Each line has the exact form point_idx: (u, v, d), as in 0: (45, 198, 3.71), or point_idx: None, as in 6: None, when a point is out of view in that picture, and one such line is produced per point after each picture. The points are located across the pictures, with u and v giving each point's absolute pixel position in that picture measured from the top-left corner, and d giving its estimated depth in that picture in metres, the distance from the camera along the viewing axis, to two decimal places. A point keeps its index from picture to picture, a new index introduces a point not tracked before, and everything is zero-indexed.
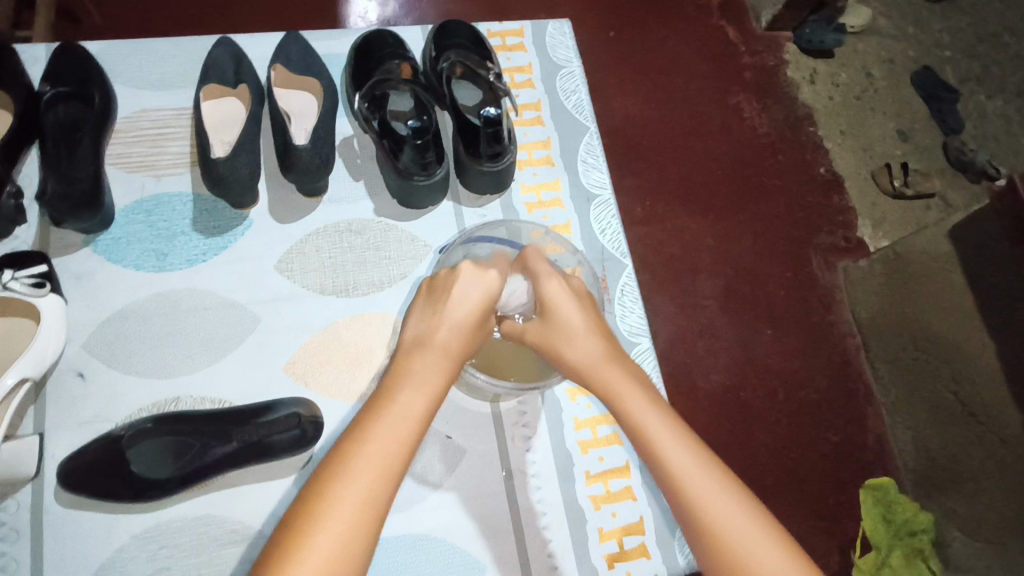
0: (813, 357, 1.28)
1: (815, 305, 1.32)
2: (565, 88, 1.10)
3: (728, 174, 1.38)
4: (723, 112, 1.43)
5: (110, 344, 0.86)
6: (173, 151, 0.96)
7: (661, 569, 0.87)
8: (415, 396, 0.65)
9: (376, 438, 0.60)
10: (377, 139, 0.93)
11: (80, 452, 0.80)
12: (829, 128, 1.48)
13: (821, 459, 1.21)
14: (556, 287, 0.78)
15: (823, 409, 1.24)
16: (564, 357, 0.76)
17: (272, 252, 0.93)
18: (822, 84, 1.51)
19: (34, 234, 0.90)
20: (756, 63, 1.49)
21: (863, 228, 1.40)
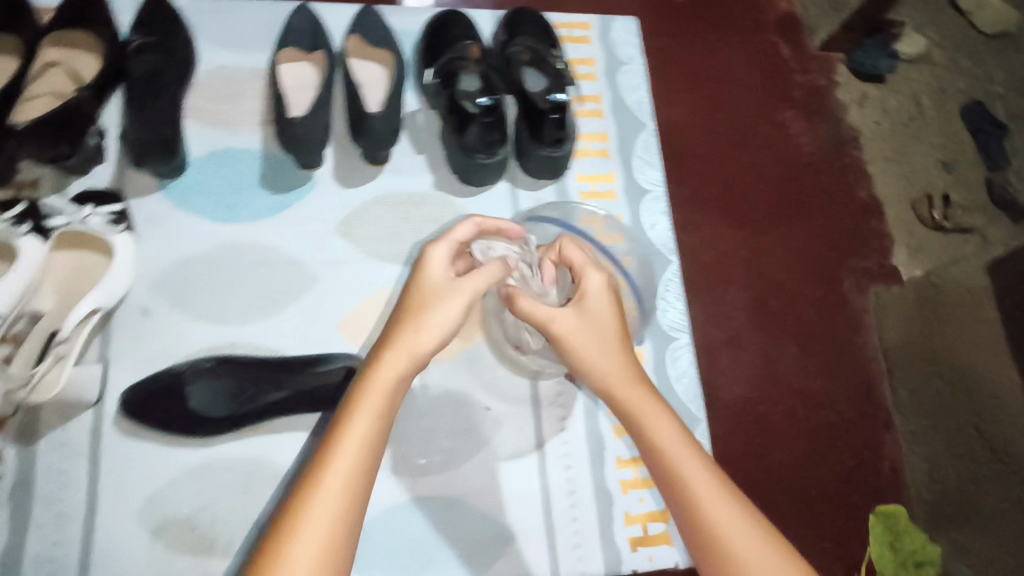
0: (836, 376, 1.18)
1: (842, 324, 1.22)
2: (628, 87, 1.12)
3: (767, 182, 1.29)
4: (769, 125, 1.33)
5: (177, 287, 0.90)
6: (244, 108, 0.99)
7: (681, 557, 0.90)
8: (377, 412, 0.60)
9: (334, 470, 0.56)
10: (444, 117, 0.96)
11: (144, 384, 0.85)
12: (873, 153, 1.37)
13: (836, 481, 1.12)
14: (597, 285, 0.74)
15: (840, 432, 1.15)
16: (586, 362, 0.73)
17: (334, 215, 0.97)
18: (871, 109, 1.40)
19: (110, 174, 0.93)
20: (807, 83, 1.38)
21: (898, 253, 1.29)
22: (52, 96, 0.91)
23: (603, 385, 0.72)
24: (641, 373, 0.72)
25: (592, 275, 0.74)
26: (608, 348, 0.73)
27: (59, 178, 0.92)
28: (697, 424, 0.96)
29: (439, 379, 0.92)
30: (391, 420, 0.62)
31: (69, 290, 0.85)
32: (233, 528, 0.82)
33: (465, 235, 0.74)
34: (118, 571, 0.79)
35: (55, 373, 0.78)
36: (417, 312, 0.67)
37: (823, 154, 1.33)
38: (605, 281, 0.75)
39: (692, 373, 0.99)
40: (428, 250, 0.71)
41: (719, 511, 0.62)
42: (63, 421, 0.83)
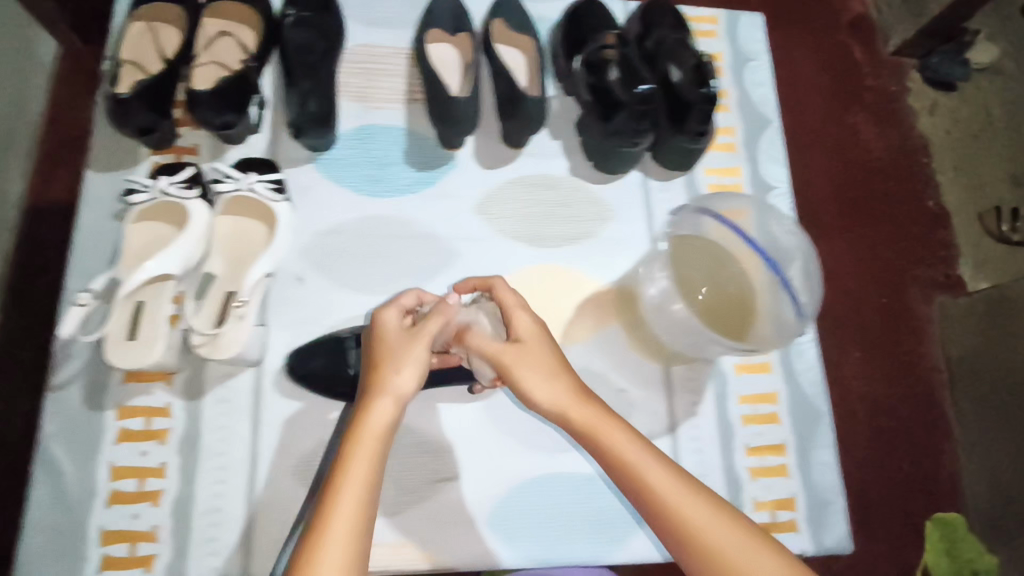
0: (899, 385, 1.25)
1: (906, 333, 1.29)
2: (753, 81, 1.12)
3: (838, 190, 1.34)
4: (841, 130, 1.38)
5: (325, 256, 0.92)
6: (387, 86, 1.00)
7: (807, 544, 0.93)
8: (369, 464, 0.60)
9: (337, 525, 0.55)
10: (588, 105, 0.97)
11: (302, 350, 0.87)
12: (942, 162, 1.42)
13: (896, 485, 1.19)
14: (523, 318, 0.72)
15: (900, 437, 1.22)
16: (536, 390, 0.69)
17: (475, 194, 0.98)
18: (941, 117, 1.45)
19: (265, 143, 0.94)
20: (878, 88, 1.44)
21: (963, 267, 1.35)
22: (215, 65, 0.90)
23: (555, 409, 0.69)
24: (580, 387, 0.70)
25: (516, 310, 0.72)
26: (560, 374, 0.70)
27: (217, 146, 0.93)
28: (821, 417, 0.98)
29: (577, 358, 0.94)
30: (381, 467, 0.61)
31: (235, 255, 0.87)
32: (384, 493, 0.85)
33: (410, 300, 0.75)
34: (278, 526, 0.82)
35: (236, 331, 0.80)
36: (389, 357, 0.68)
37: (893, 160, 1.39)
38: (530, 314, 0.73)
39: (816, 367, 0.99)
40: (383, 311, 0.71)
41: (702, 521, 0.60)
42: (226, 378, 0.86)
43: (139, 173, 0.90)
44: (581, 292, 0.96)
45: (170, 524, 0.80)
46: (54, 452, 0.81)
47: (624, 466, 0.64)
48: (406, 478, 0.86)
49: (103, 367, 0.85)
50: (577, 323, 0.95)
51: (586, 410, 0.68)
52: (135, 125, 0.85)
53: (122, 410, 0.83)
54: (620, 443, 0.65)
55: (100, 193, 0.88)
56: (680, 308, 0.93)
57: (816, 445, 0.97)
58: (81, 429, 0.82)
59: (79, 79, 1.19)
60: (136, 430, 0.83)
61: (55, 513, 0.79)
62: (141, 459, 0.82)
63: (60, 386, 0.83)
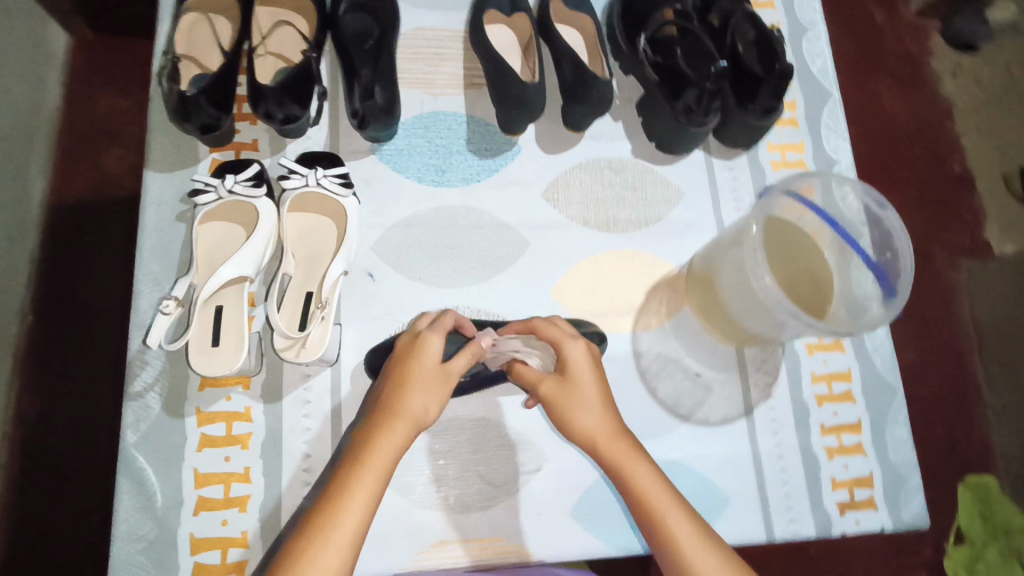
0: (930, 353, 1.18)
1: (934, 301, 1.20)
2: (812, 51, 1.08)
3: (865, 159, 1.24)
4: (862, 96, 1.27)
5: (396, 250, 0.91)
6: (447, 72, 0.98)
7: (886, 521, 0.92)
8: (374, 488, 0.60)
9: (322, 545, 0.55)
10: (654, 85, 0.94)
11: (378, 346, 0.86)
12: (965, 123, 1.29)
13: (931, 454, 1.15)
14: (580, 352, 0.74)
15: (931, 407, 1.16)
16: (575, 420, 0.71)
17: (540, 181, 0.97)
18: (965, 78, 1.32)
19: (327, 136, 0.93)
20: (900, 50, 1.31)
21: (991, 230, 1.24)
22: (273, 56, 0.90)
23: (589, 442, 0.71)
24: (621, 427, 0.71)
25: (573, 344, 0.74)
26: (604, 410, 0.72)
27: (276, 139, 0.92)
28: (894, 393, 0.96)
29: (651, 343, 0.94)
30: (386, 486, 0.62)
31: (307, 252, 0.86)
32: (472, 487, 0.85)
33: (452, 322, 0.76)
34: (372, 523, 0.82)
35: (321, 330, 0.80)
36: (411, 385, 0.68)
37: (917, 125, 1.27)
38: (588, 350, 0.75)
39: (888, 342, 0.98)
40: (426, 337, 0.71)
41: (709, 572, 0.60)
42: (304, 379, 0.85)
43: (202, 172, 0.90)
44: (652, 276, 0.96)
45: (260, 529, 0.80)
46: (138, 460, 0.80)
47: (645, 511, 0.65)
48: (489, 470, 0.86)
49: (180, 372, 0.83)
50: (648, 308, 0.95)
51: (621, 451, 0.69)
52: (200, 122, 0.84)
53: (201, 416, 0.82)
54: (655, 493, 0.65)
55: (163, 195, 0.88)
56: (771, 283, 0.79)
57: (891, 420, 0.95)
58: (162, 436, 0.81)
59: (114, 78, 1.17)
60: (217, 436, 0.82)
61: (145, 522, 0.78)
62: (224, 465, 0.81)
63: (138, 394, 0.82)
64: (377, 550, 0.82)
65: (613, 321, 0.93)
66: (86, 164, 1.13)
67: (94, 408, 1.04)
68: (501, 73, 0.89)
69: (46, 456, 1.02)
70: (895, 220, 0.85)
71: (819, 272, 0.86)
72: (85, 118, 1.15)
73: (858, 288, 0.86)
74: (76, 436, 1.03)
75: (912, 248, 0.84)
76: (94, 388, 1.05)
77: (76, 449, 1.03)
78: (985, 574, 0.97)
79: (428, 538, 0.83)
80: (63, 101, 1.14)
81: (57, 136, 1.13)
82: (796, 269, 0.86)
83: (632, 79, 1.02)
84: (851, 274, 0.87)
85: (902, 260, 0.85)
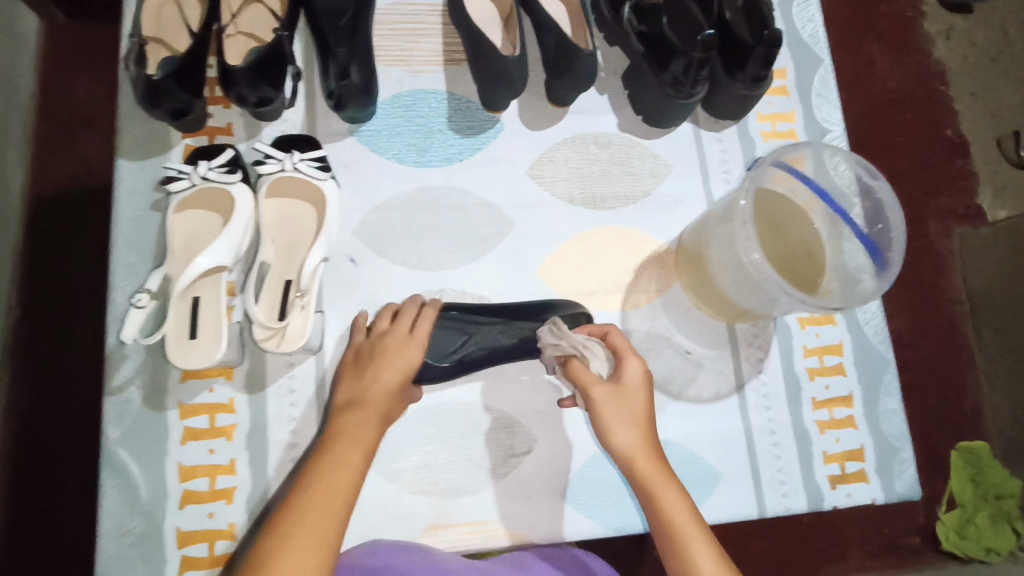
0: (922, 318, 1.15)
1: (925, 267, 1.17)
2: (801, 17, 1.05)
3: (857, 124, 1.20)
4: (855, 62, 1.23)
5: (378, 233, 0.89)
6: (426, 47, 0.95)
7: (878, 494, 0.92)
8: (356, 472, 0.66)
9: (314, 512, 0.59)
10: (640, 55, 0.91)
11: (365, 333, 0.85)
12: (958, 87, 1.26)
13: (924, 421, 1.11)
14: (639, 369, 0.75)
15: (922, 371, 1.13)
16: (617, 432, 0.73)
17: (524, 158, 0.94)
18: (958, 41, 1.28)
19: (303, 118, 0.91)
20: (893, 13, 1.27)
21: (983, 195, 1.22)
22: (244, 36, 0.87)
23: (624, 458, 0.72)
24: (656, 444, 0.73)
25: (634, 361, 0.75)
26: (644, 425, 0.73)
27: (251, 123, 0.89)
28: (886, 365, 0.96)
29: (641, 322, 0.93)
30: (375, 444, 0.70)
31: (285, 240, 0.84)
32: (461, 472, 0.84)
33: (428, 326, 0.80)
34: (362, 510, 0.82)
35: (301, 320, 0.80)
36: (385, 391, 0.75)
37: (911, 88, 1.24)
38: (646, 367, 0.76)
39: (880, 315, 0.97)
40: (410, 349, 0.79)
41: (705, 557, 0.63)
42: (287, 368, 0.83)
43: (175, 158, 0.87)
44: (641, 254, 0.94)
45: (248, 520, 0.79)
46: (121, 456, 0.79)
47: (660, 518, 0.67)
48: (479, 454, 0.85)
49: (160, 366, 0.82)
50: (637, 286, 0.93)
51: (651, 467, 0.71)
52: (170, 107, 0.82)
53: (184, 409, 0.81)
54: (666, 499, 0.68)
55: (137, 183, 0.86)
56: (760, 260, 0.78)
57: (882, 393, 0.95)
58: (145, 430, 0.80)
59: (76, 54, 1.10)
60: (200, 429, 0.81)
61: (132, 517, 0.78)
62: (210, 457, 0.80)
63: (118, 389, 0.80)
64: (368, 537, 0.81)
65: (601, 300, 0.92)
66: (63, 150, 1.08)
67: (78, 406, 1.00)
68: (479, 46, 0.86)
69: (35, 457, 0.98)
70: (885, 189, 0.84)
71: (811, 243, 0.84)
72: (60, 103, 1.09)
73: (851, 259, 0.86)
74: (65, 436, 1.00)
75: (903, 221, 0.82)
76: (77, 385, 1.01)
77: (64, 448, 0.99)
78: (976, 538, 1.02)
79: (419, 524, 0.82)
80: (37, 87, 1.09)
81: (33, 123, 1.08)
82: (788, 240, 0.84)
83: (618, 50, 0.99)
84: (844, 246, 0.86)
85: (892, 231, 0.83)
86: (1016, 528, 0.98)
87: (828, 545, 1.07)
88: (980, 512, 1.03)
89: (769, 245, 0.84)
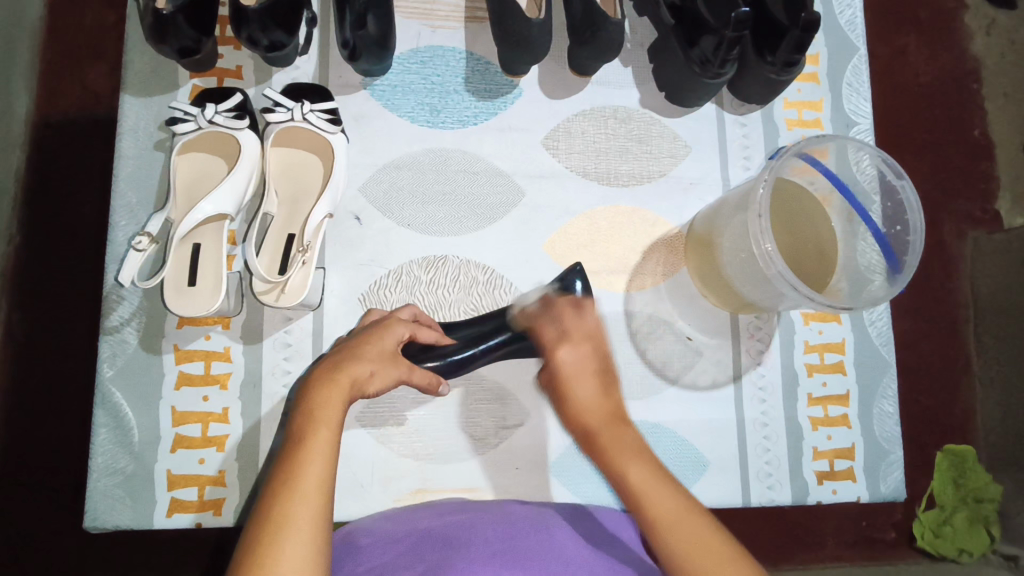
0: (926, 319, 1.12)
1: (935, 268, 1.14)
2: (840, 0, 1.00)
3: (883, 117, 1.16)
4: (890, 50, 1.18)
5: (385, 194, 0.87)
6: (448, 3, 0.92)
7: (863, 493, 0.92)
8: (330, 440, 0.57)
9: (324, 410, 0.59)
10: (670, 28, 0.88)
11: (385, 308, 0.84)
12: (991, 86, 1.21)
13: (914, 422, 1.09)
14: (572, 348, 0.67)
15: (920, 373, 1.10)
16: (574, 407, 0.64)
17: (539, 127, 0.92)
18: (998, 37, 1.23)
19: (315, 67, 0.88)
20: (935, 3, 1.22)
21: (1001, 200, 1.18)
22: None
23: (585, 423, 0.63)
24: (620, 407, 0.64)
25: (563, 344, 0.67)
26: (599, 387, 0.65)
27: (261, 67, 0.87)
28: (887, 367, 0.94)
29: (644, 305, 0.92)
30: (388, 364, 0.69)
31: (291, 191, 0.83)
32: (452, 439, 0.85)
33: (429, 336, 0.77)
34: (348, 468, 0.82)
35: (301, 276, 0.78)
36: (361, 354, 0.68)
37: (944, 83, 1.19)
38: (583, 347, 0.67)
39: (886, 317, 0.95)
40: (393, 323, 0.73)
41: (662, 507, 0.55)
42: (285, 322, 0.83)
43: (182, 99, 0.85)
44: (651, 236, 0.92)
45: (235, 468, 0.79)
46: (115, 395, 0.79)
47: (618, 472, 0.59)
48: (468, 424, 0.85)
49: (157, 310, 0.81)
50: (644, 268, 0.92)
51: (603, 428, 0.62)
52: (176, 44, 0.79)
53: (179, 354, 0.81)
54: (619, 452, 0.60)
55: (141, 121, 0.84)
56: (772, 250, 0.75)
57: (879, 395, 0.94)
58: (139, 372, 0.80)
59: None
60: (194, 375, 0.81)
61: (122, 457, 0.78)
62: (202, 404, 0.80)
63: (114, 329, 0.80)
64: (355, 496, 0.82)
65: (605, 280, 0.91)
66: (72, 74, 1.03)
67: (57, 339, 0.97)
68: (503, 6, 0.83)
69: (25, 394, 0.95)
70: (910, 193, 0.79)
71: (825, 239, 0.82)
72: (72, 27, 1.04)
73: (863, 259, 0.85)
74: (38, 369, 0.96)
75: (922, 223, 0.79)
76: (57, 315, 0.97)
77: (53, 389, 0.95)
78: (952, 538, 1.01)
79: (405, 487, 0.83)
80: (49, 7, 1.04)
81: (39, 46, 1.03)
82: (801, 232, 0.82)
83: (647, 21, 0.95)
84: (858, 244, 0.85)
85: (910, 234, 0.80)
86: (990, 531, 0.99)
87: (805, 530, 1.05)
88: (958, 513, 1.02)
89: (783, 239, 0.82)
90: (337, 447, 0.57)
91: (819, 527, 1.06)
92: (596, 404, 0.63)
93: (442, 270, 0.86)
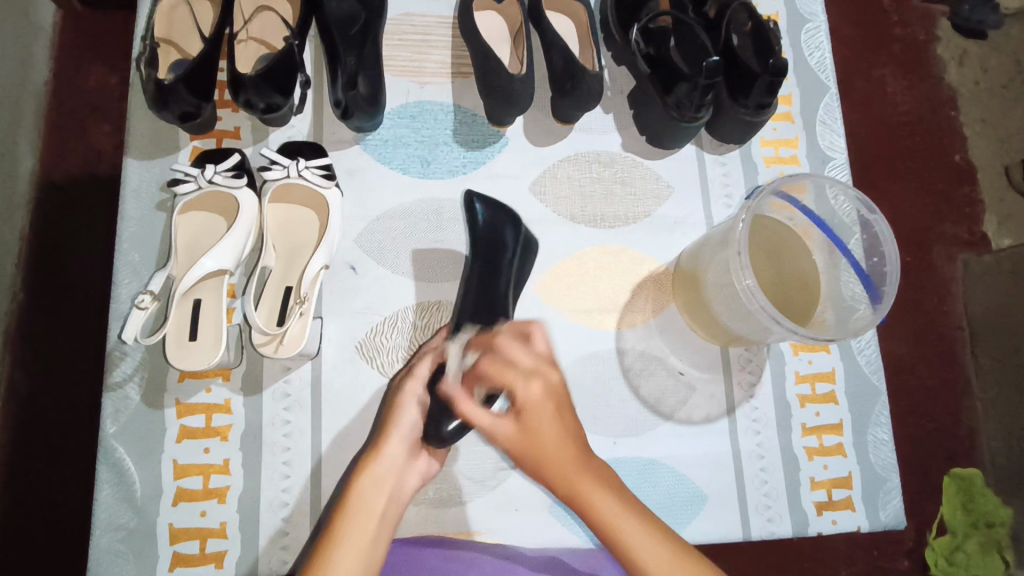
0: (921, 343, 1.13)
1: (928, 292, 1.16)
2: (809, 43, 1.05)
3: (861, 148, 1.20)
4: (866, 85, 1.23)
5: (379, 243, 0.90)
6: (435, 59, 0.96)
7: (863, 522, 0.92)
8: (363, 529, 0.63)
9: (359, 501, 0.65)
10: (646, 76, 0.92)
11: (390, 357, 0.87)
12: (968, 114, 1.26)
13: (917, 447, 1.09)
14: (531, 385, 0.64)
15: (921, 398, 1.11)
16: (530, 444, 0.64)
17: (527, 173, 0.95)
18: (971, 67, 1.28)
19: (310, 124, 0.92)
20: (907, 37, 1.27)
21: (988, 222, 1.21)
22: (256, 42, 0.90)
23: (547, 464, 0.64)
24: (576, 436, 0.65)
25: (524, 383, 0.64)
26: (560, 427, 0.64)
27: (258, 127, 0.91)
28: (878, 395, 0.96)
29: (636, 342, 0.94)
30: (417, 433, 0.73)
31: (288, 245, 0.86)
32: (452, 483, 0.85)
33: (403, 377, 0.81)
34: None
35: (299, 326, 0.80)
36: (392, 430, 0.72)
37: (920, 114, 1.24)
38: (539, 387, 0.64)
39: (874, 345, 0.97)
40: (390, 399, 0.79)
41: (638, 543, 0.59)
42: (284, 372, 0.85)
43: (182, 161, 0.89)
44: (639, 273, 0.95)
45: (237, 520, 0.80)
46: (118, 451, 0.80)
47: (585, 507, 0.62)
48: (468, 468, 0.86)
49: (159, 365, 0.83)
50: (634, 305, 0.94)
51: (567, 462, 0.63)
52: (178, 110, 0.84)
53: (180, 408, 0.82)
54: (583, 480, 0.63)
55: (143, 183, 0.88)
56: (752, 286, 0.77)
57: (872, 423, 0.95)
58: (141, 427, 0.81)
59: (85, 42, 1.10)
60: (196, 428, 0.82)
61: (124, 513, 0.79)
62: (204, 456, 0.81)
63: (117, 385, 0.82)
64: None
65: (595, 318, 0.93)
66: (76, 138, 1.07)
67: (61, 394, 0.98)
68: (488, 62, 0.87)
69: (27, 453, 0.96)
70: (883, 226, 0.82)
71: (808, 272, 0.85)
72: (75, 93, 1.09)
73: (847, 289, 0.87)
74: (40, 426, 0.97)
75: (898, 257, 0.81)
76: (61, 371, 0.99)
77: (58, 446, 0.97)
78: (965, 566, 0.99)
79: (409, 532, 0.83)
80: (51, 75, 1.08)
81: (44, 110, 1.07)
82: (785, 267, 0.85)
83: (625, 70, 1.00)
84: (839, 275, 0.88)
85: (886, 265, 0.83)
86: (1005, 556, 0.96)
87: (812, 564, 1.04)
88: (970, 539, 1.00)
89: (766, 274, 0.84)
90: (369, 531, 0.64)
91: (827, 561, 1.05)
92: (549, 432, 0.63)
93: (436, 316, 0.89)
